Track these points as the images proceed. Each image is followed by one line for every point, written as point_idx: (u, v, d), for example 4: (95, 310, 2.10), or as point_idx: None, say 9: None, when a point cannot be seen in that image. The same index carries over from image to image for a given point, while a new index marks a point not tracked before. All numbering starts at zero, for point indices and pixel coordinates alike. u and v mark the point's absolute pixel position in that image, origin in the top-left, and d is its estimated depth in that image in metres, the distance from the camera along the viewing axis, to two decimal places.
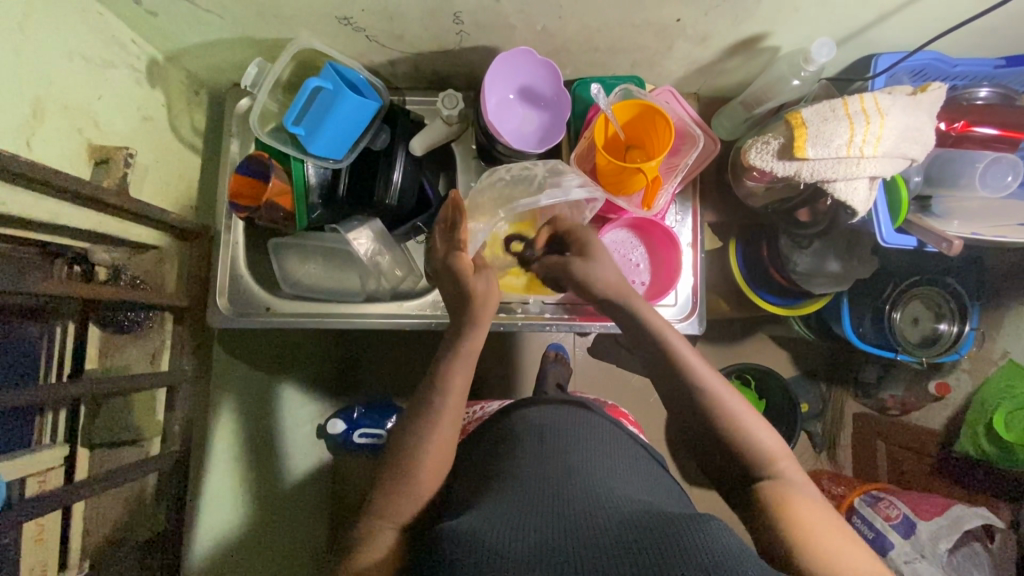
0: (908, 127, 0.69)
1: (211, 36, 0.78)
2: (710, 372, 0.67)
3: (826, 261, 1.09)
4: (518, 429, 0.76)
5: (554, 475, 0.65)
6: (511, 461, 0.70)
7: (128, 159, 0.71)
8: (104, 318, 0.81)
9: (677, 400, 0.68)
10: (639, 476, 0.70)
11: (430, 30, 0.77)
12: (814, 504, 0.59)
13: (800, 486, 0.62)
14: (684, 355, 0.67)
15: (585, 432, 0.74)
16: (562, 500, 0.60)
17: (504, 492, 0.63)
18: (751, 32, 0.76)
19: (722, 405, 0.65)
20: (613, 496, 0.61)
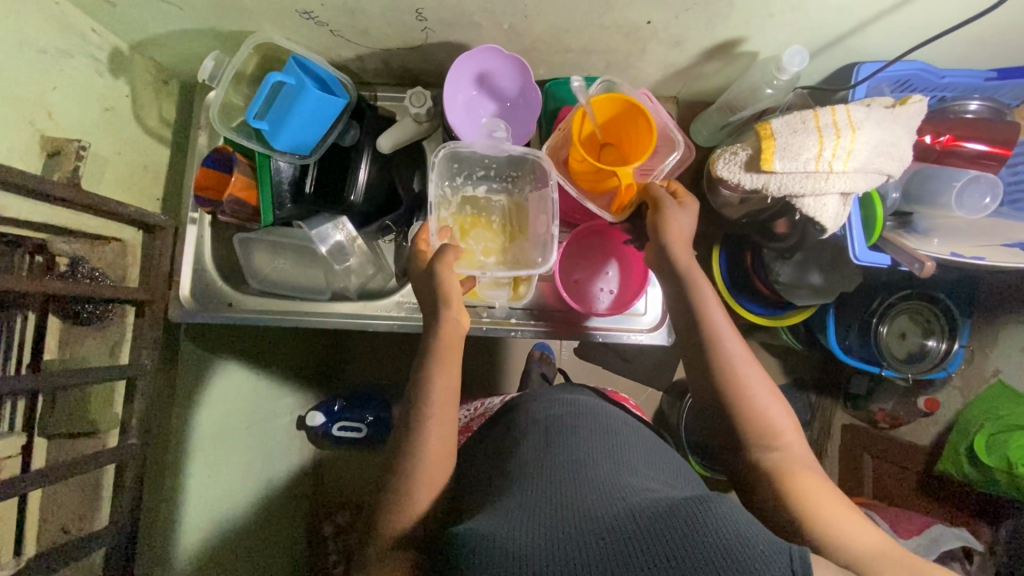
0: (881, 141, 0.67)
1: (174, 26, 0.77)
2: (735, 343, 0.67)
3: (807, 274, 1.05)
4: (524, 423, 0.75)
5: (560, 462, 0.63)
6: (517, 447, 0.69)
7: (81, 152, 0.70)
8: (65, 310, 0.80)
9: (695, 368, 0.69)
10: (648, 464, 0.67)
11: (394, 26, 0.75)
12: (821, 480, 0.62)
13: (806, 460, 0.64)
14: (714, 325, 0.67)
15: (597, 423, 0.72)
16: (570, 488, 0.58)
17: (513, 483, 0.62)
18: (726, 37, 0.73)
19: (743, 381, 0.66)
20: (623, 484, 0.59)
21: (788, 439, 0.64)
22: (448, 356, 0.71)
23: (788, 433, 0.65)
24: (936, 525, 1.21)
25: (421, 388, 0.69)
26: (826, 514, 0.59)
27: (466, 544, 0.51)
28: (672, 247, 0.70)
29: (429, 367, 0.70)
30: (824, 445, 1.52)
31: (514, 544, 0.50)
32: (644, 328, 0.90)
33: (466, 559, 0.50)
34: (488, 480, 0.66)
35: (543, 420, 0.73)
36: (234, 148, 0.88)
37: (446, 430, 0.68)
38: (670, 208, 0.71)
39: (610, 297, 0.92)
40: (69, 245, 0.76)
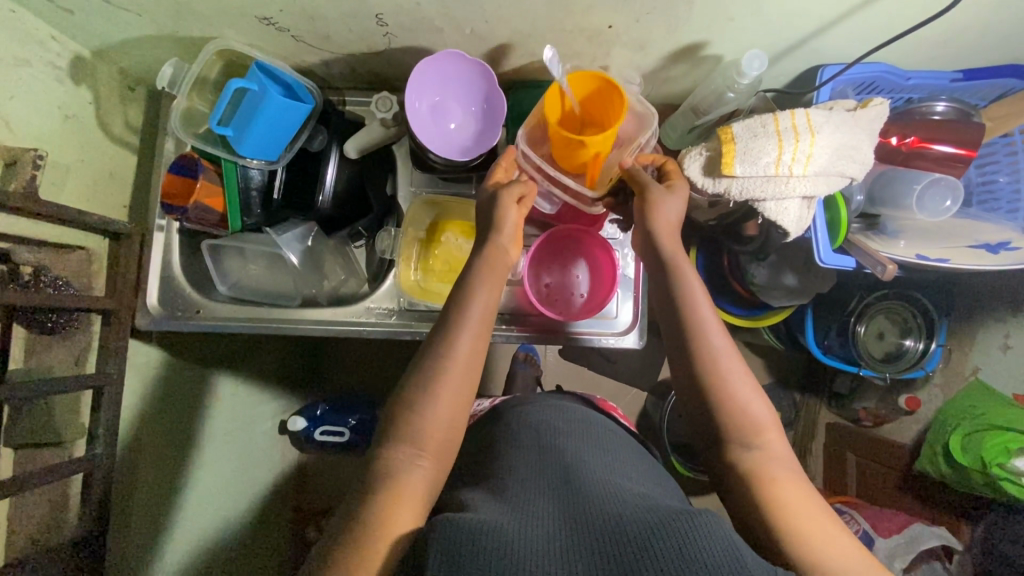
0: (841, 145, 0.66)
1: (135, 33, 0.77)
2: (720, 337, 0.63)
3: (782, 275, 1.06)
4: (512, 425, 0.75)
5: (547, 468, 0.63)
6: (505, 452, 0.69)
7: (37, 161, 0.69)
8: (27, 319, 0.78)
9: (681, 370, 0.65)
10: (636, 470, 0.68)
11: (356, 31, 0.75)
12: (799, 487, 0.59)
13: (785, 463, 0.62)
14: (698, 318, 0.64)
15: (586, 431, 0.73)
16: (556, 492, 0.59)
17: (498, 487, 0.62)
18: (689, 40, 0.73)
19: (722, 370, 0.63)
20: (612, 488, 0.59)
21: (769, 439, 0.62)
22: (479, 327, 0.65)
23: (767, 430, 0.62)
24: (916, 523, 1.22)
25: (406, 386, 0.63)
26: (805, 523, 0.57)
27: (440, 526, 0.51)
28: (659, 235, 0.66)
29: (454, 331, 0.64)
30: (808, 444, 1.52)
31: (486, 530, 0.50)
32: (615, 331, 0.90)
33: (441, 550, 0.48)
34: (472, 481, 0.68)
35: (533, 424, 0.74)
36: (200, 155, 0.87)
37: (461, 383, 0.63)
38: (656, 196, 0.66)
39: (581, 300, 0.88)
40: (32, 255, 0.75)
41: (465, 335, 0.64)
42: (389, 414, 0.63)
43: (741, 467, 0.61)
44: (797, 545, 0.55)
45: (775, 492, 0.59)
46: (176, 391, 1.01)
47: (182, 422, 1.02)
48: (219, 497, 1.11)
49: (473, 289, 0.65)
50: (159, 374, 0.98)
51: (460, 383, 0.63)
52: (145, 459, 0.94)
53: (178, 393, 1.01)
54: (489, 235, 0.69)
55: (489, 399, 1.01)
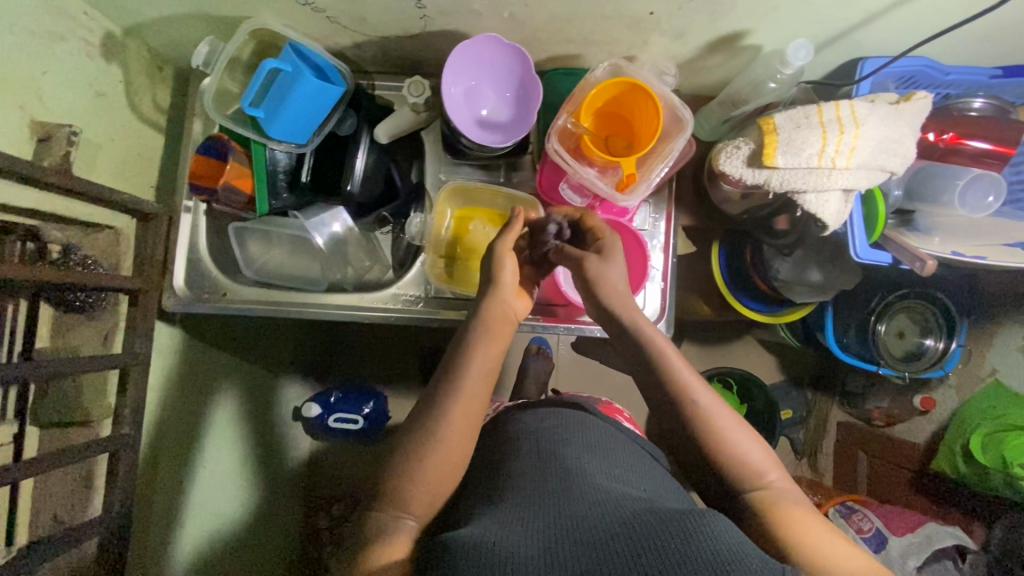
0: (885, 138, 0.66)
1: (168, 11, 0.76)
2: (705, 395, 0.67)
3: (807, 271, 1.05)
4: (512, 435, 0.73)
5: (548, 476, 0.62)
6: (506, 461, 0.68)
7: (70, 137, 0.68)
8: (55, 299, 0.79)
9: (673, 422, 0.68)
10: (638, 473, 0.67)
11: (393, 14, 0.74)
12: (806, 512, 0.61)
13: (786, 490, 0.64)
14: (679, 377, 0.68)
15: (584, 434, 0.71)
16: (558, 499, 0.58)
17: (502, 497, 0.61)
18: (729, 29, 0.72)
19: (712, 421, 0.66)
20: (616, 493, 0.59)
21: (775, 480, 0.64)
22: (472, 391, 0.66)
23: (769, 470, 0.64)
24: (929, 522, 1.22)
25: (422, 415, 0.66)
26: (813, 541, 0.58)
27: (448, 546, 0.52)
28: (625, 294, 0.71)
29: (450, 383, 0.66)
30: (819, 441, 1.51)
31: (490, 543, 0.50)
32: None
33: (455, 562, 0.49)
34: (478, 485, 0.67)
35: (530, 433, 0.72)
36: (229, 136, 0.86)
37: (456, 451, 0.65)
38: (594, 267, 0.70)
39: None
40: (61, 233, 0.75)
41: (458, 404, 0.66)
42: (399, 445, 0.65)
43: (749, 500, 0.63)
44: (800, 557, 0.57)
45: (781, 516, 0.61)
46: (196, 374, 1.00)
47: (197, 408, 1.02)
48: (230, 484, 1.10)
49: (470, 346, 0.68)
50: (179, 357, 0.97)
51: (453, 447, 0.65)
52: (166, 441, 0.93)
53: (197, 378, 1.01)
54: (489, 292, 0.71)
55: (497, 406, 1.01)
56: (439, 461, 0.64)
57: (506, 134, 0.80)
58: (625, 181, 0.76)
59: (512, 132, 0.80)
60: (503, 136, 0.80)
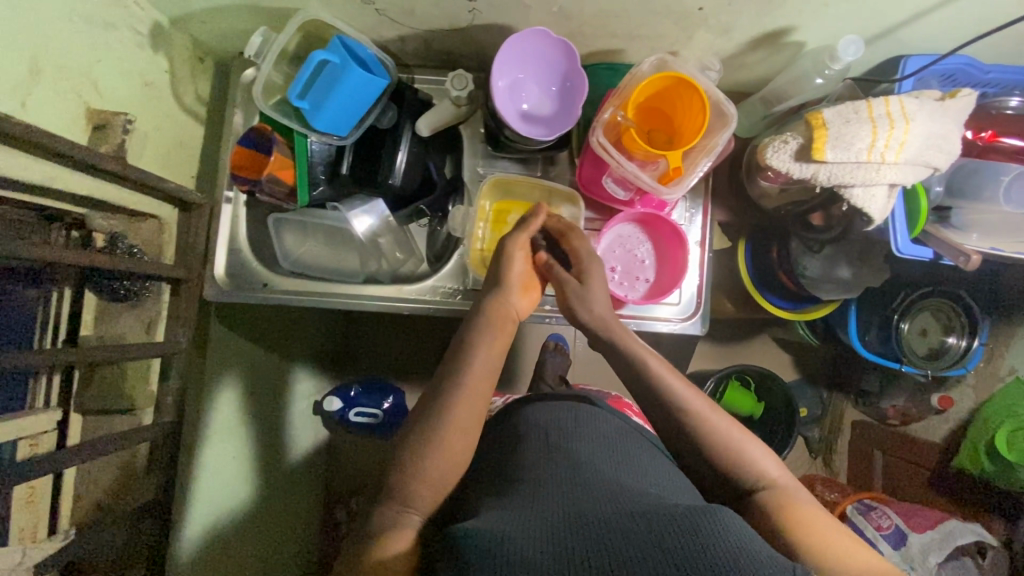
0: (932, 134, 0.66)
1: (217, 2, 0.76)
2: (697, 400, 0.68)
3: (836, 268, 1.05)
4: (523, 431, 0.73)
5: (554, 470, 0.62)
6: (517, 454, 0.68)
7: (127, 125, 0.69)
8: (99, 287, 0.82)
9: (669, 428, 0.69)
10: (653, 468, 0.66)
11: (442, 7, 0.74)
12: (811, 508, 0.60)
13: (792, 488, 0.63)
14: (668, 382, 0.70)
15: (593, 431, 0.71)
16: (565, 492, 0.57)
17: (509, 490, 0.60)
18: (776, 25, 0.73)
19: (709, 423, 0.67)
20: (626, 488, 0.58)
21: (777, 477, 0.64)
22: (477, 390, 0.67)
23: (769, 469, 0.64)
24: (951, 519, 1.22)
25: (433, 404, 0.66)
26: (820, 535, 0.57)
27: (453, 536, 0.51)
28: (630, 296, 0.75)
29: (452, 385, 0.67)
30: (834, 441, 1.53)
31: (491, 532, 0.50)
32: (677, 319, 0.89)
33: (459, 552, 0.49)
34: (490, 481, 0.65)
35: (541, 429, 0.71)
36: (273, 129, 0.86)
37: (460, 448, 0.65)
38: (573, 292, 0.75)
39: (646, 286, 0.89)
40: (106, 221, 0.77)
41: (464, 401, 0.66)
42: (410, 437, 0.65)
43: (761, 499, 0.62)
44: (807, 552, 0.55)
45: (788, 511, 0.60)
46: (236, 365, 1.00)
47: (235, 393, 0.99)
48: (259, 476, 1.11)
49: (473, 343, 0.70)
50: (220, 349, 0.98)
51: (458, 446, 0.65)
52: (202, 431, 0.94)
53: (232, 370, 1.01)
54: (496, 292, 0.74)
55: (506, 398, 1.01)
56: (444, 455, 0.64)
57: (548, 128, 0.80)
58: (670, 174, 0.77)
59: (555, 127, 0.80)
60: (545, 130, 0.80)
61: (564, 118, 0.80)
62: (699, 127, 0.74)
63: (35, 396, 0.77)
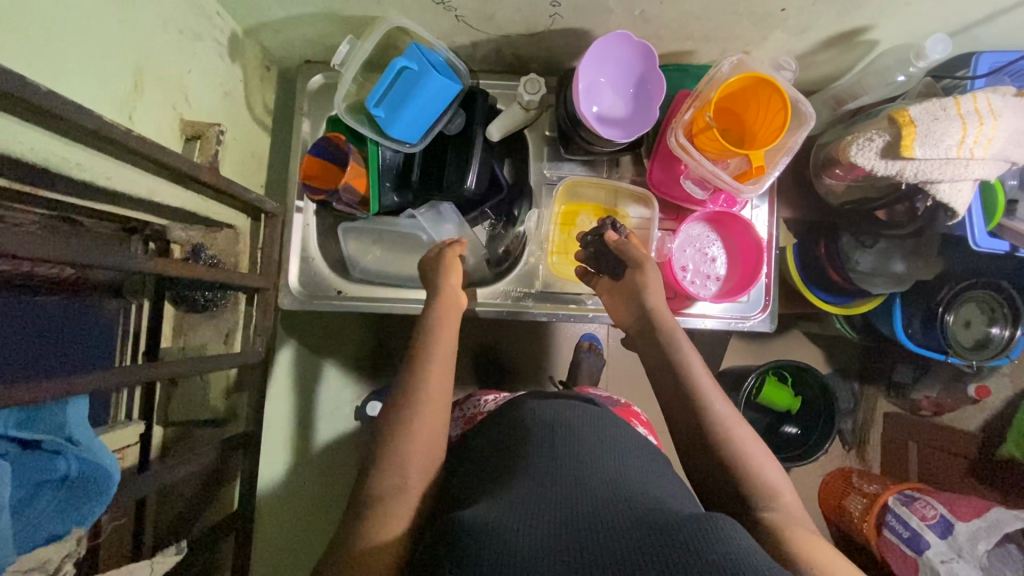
0: (1018, 129, 0.68)
1: (296, 12, 0.76)
2: (722, 404, 0.69)
3: (890, 262, 0.99)
4: (526, 419, 0.68)
5: (560, 462, 0.58)
6: (519, 446, 0.63)
7: (219, 136, 0.70)
8: (178, 297, 0.82)
9: (689, 429, 0.69)
10: (650, 469, 0.63)
11: (524, 12, 0.75)
12: (820, 539, 0.59)
13: (790, 511, 0.62)
14: (696, 381, 0.71)
15: (595, 427, 0.66)
16: (576, 488, 0.54)
17: (509, 483, 0.57)
18: (854, 25, 0.74)
19: (732, 430, 0.67)
20: (629, 490, 0.55)
21: (788, 501, 0.63)
22: (441, 372, 0.69)
23: (783, 492, 0.64)
24: (995, 507, 1.17)
25: (431, 398, 0.67)
26: (817, 553, 0.56)
27: (459, 527, 0.49)
28: (652, 304, 0.77)
29: (429, 386, 0.68)
30: (868, 432, 1.52)
31: (501, 535, 0.47)
32: (747, 316, 0.90)
33: (463, 549, 0.47)
34: (490, 472, 0.61)
35: (544, 422, 0.66)
36: (346, 139, 0.87)
37: (433, 445, 0.65)
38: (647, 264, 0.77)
39: (717, 284, 0.89)
40: (185, 233, 0.79)
41: (437, 397, 0.67)
42: (420, 433, 0.64)
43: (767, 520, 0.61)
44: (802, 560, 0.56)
45: (796, 536, 0.58)
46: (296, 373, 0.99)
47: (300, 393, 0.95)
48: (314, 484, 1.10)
49: (433, 337, 0.72)
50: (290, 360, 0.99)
51: (438, 436, 0.66)
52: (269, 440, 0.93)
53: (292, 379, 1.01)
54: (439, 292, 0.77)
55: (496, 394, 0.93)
56: (424, 451, 0.64)
57: (623, 130, 0.81)
58: (749, 173, 0.78)
59: (631, 129, 0.81)
60: (619, 132, 0.81)
61: (640, 119, 0.81)
62: (780, 128, 0.75)
63: (119, 409, 0.77)
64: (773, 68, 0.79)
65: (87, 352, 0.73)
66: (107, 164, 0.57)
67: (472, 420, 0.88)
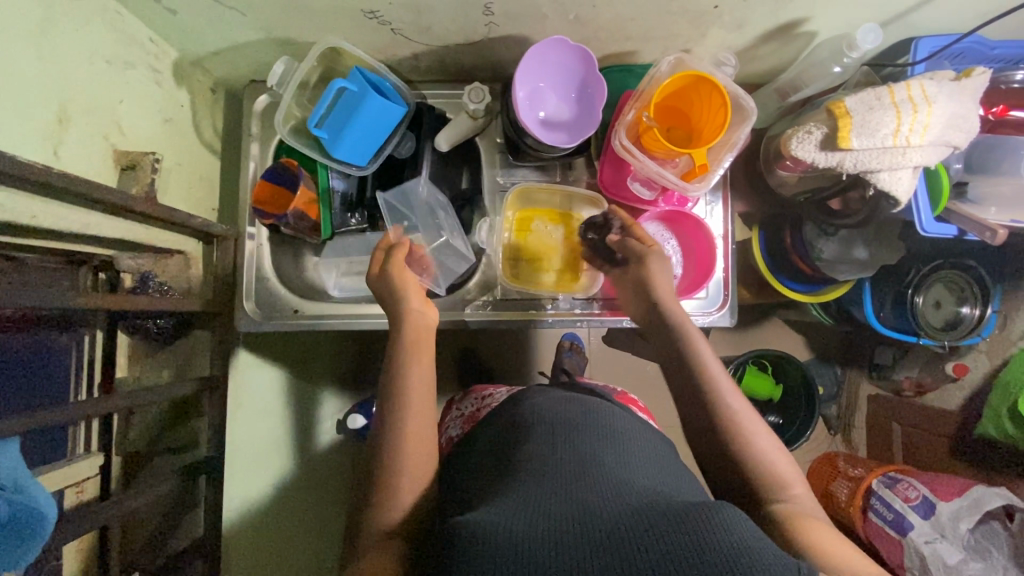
0: (955, 114, 0.68)
1: (231, 34, 0.75)
2: (734, 395, 0.68)
3: (853, 249, 1.00)
4: (524, 417, 0.68)
5: (561, 460, 0.57)
6: (521, 445, 0.62)
7: (155, 165, 0.69)
8: (131, 327, 0.82)
9: (700, 416, 0.68)
10: (655, 460, 0.63)
11: (459, 22, 0.74)
12: (832, 532, 0.59)
13: (799, 497, 0.63)
14: (709, 374, 0.69)
15: (601, 420, 0.66)
16: (577, 487, 0.54)
17: (515, 478, 0.57)
18: (789, 18, 0.74)
19: (745, 425, 0.66)
20: (630, 483, 0.55)
21: (799, 494, 0.63)
22: (422, 386, 0.69)
23: (796, 485, 0.63)
24: (977, 485, 1.16)
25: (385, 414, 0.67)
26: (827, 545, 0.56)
27: (454, 532, 0.49)
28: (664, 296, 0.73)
29: (391, 406, 0.68)
30: (852, 416, 1.50)
31: (503, 532, 0.47)
32: (708, 312, 0.90)
33: (462, 555, 0.46)
34: (489, 472, 0.61)
35: (548, 418, 0.65)
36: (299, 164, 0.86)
37: (424, 447, 0.65)
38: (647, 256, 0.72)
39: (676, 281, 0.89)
40: (133, 262, 0.78)
41: (414, 414, 0.67)
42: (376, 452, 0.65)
43: (777, 513, 0.61)
44: (810, 552, 0.56)
45: (807, 528, 0.59)
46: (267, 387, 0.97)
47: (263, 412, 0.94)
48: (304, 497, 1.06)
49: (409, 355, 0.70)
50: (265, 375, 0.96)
51: (424, 450, 0.66)
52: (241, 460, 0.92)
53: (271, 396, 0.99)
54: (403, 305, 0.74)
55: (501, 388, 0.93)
56: (415, 455, 0.65)
57: (567, 135, 0.81)
58: (693, 172, 0.78)
59: (575, 135, 0.81)
60: (564, 137, 0.81)
61: (585, 124, 0.80)
62: (721, 126, 0.75)
63: (77, 441, 0.77)
64: (714, 64, 0.79)
65: (39, 386, 0.73)
66: (32, 203, 0.58)
67: (474, 417, 0.87)
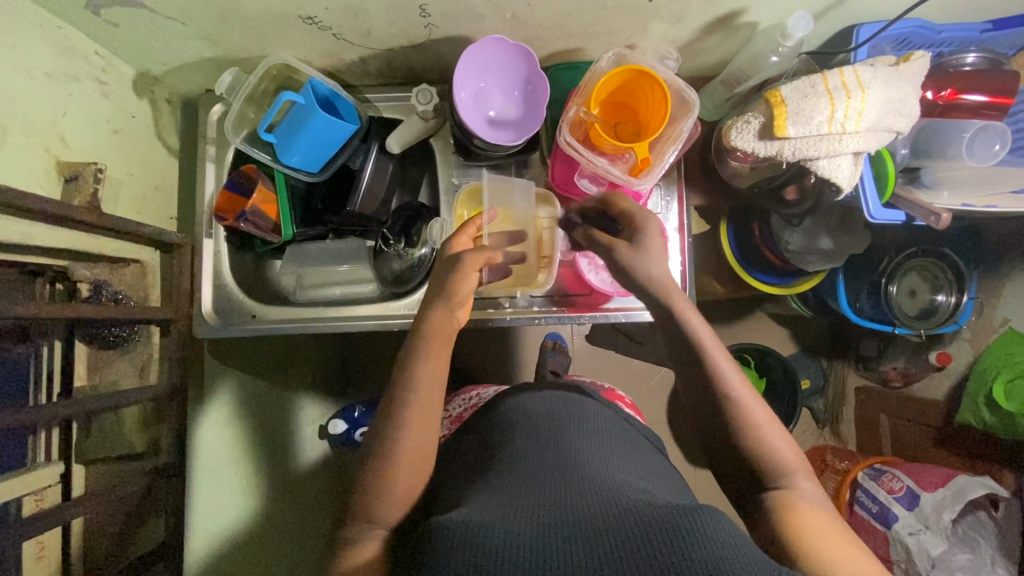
0: (892, 98, 0.67)
1: (175, 44, 0.77)
2: (739, 384, 0.64)
3: (817, 239, 1.00)
4: (509, 415, 0.69)
5: (545, 462, 0.59)
6: (504, 444, 0.64)
7: (98, 174, 0.71)
8: (88, 335, 0.82)
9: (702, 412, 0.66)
10: (638, 463, 0.63)
11: (398, 25, 0.75)
12: (825, 517, 0.57)
13: (811, 491, 0.60)
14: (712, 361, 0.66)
15: (587, 425, 0.66)
16: (551, 492, 0.54)
17: (494, 481, 0.58)
18: (726, 9, 0.74)
19: (745, 410, 0.63)
20: (607, 483, 0.55)
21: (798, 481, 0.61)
22: (433, 393, 0.64)
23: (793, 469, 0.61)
24: (960, 475, 1.13)
25: None
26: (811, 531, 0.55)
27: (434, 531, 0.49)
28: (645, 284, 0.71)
29: None
30: (840, 409, 1.46)
31: (468, 529, 0.48)
32: None
33: (441, 554, 0.46)
34: (470, 475, 0.62)
35: (540, 418, 0.67)
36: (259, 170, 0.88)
37: (421, 461, 0.62)
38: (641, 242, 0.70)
39: None
40: (89, 271, 0.77)
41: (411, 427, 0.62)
42: None
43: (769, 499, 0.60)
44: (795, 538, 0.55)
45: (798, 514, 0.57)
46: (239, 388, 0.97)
47: (234, 418, 0.95)
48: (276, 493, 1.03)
49: (417, 357, 0.65)
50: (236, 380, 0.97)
51: (421, 460, 0.61)
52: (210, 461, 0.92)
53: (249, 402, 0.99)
54: (439, 301, 0.66)
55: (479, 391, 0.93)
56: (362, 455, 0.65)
57: (514, 134, 0.81)
58: (640, 165, 0.77)
59: (521, 133, 0.81)
60: (512, 135, 0.81)
61: (530, 121, 0.81)
62: (664, 120, 0.75)
63: (36, 450, 0.77)
64: (657, 59, 0.79)
65: None
66: None
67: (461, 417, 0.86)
